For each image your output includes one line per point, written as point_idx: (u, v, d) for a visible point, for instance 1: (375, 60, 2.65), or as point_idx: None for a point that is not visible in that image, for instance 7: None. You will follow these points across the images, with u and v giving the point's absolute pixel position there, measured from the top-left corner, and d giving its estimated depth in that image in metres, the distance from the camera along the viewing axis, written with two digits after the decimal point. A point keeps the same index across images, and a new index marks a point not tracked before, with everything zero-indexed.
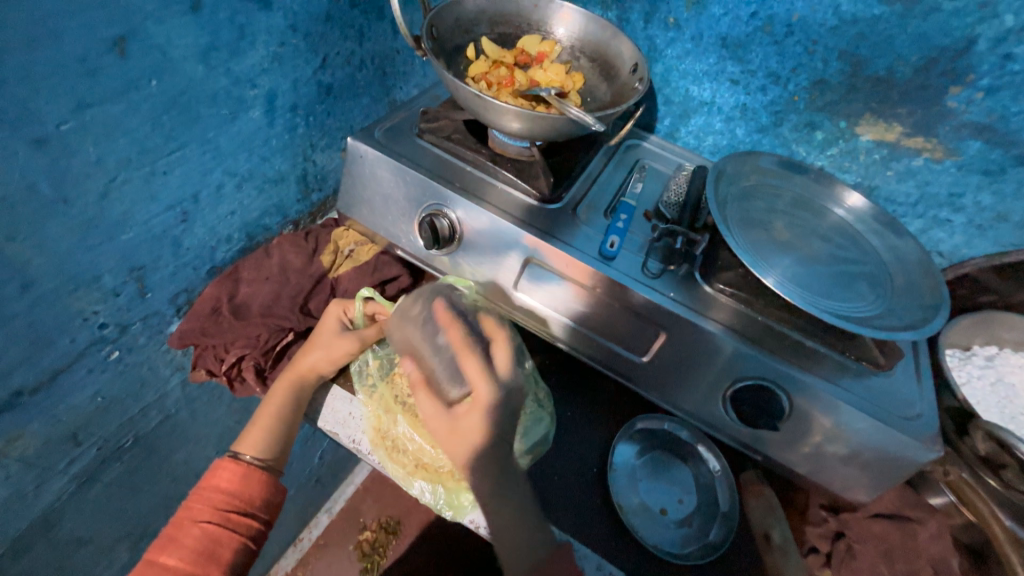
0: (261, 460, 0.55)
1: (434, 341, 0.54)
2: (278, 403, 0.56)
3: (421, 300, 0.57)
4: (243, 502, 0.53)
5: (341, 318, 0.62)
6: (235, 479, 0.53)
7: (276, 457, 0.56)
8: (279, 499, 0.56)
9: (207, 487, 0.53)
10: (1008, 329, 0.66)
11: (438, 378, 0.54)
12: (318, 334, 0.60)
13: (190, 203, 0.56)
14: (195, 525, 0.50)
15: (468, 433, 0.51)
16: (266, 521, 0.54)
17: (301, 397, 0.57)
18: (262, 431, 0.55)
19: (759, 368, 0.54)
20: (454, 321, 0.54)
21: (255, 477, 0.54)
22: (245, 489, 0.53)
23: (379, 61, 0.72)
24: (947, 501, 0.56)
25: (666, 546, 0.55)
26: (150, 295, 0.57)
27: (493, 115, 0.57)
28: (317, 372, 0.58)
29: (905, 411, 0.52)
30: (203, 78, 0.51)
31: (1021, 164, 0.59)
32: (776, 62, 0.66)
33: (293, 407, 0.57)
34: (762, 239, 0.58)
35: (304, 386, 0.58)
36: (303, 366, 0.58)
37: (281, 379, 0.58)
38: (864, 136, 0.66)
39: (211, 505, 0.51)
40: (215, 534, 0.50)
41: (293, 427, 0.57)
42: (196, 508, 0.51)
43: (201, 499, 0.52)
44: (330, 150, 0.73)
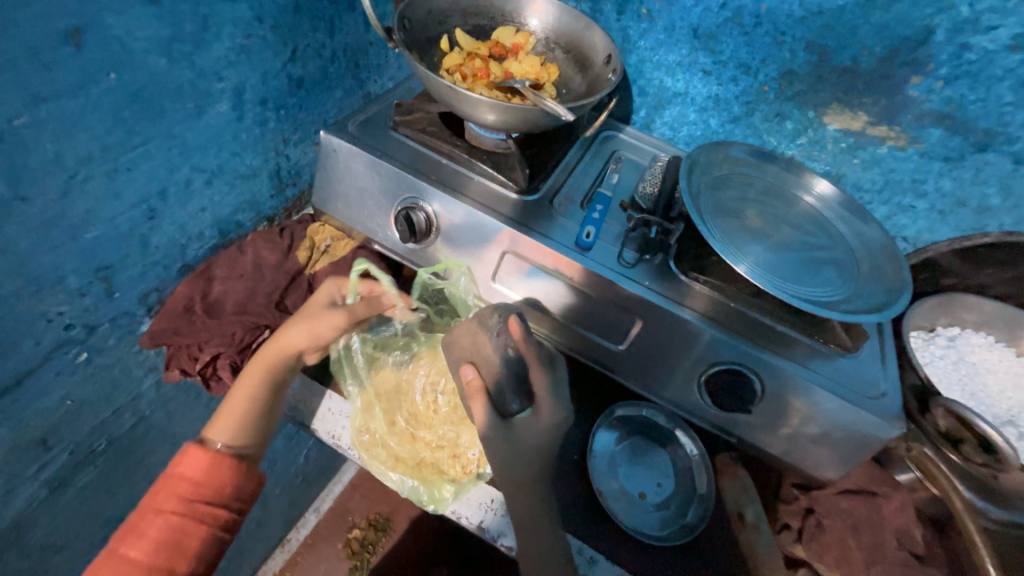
0: (233, 447, 0.54)
1: (504, 353, 0.52)
2: (252, 386, 0.55)
3: (500, 310, 0.54)
4: (211, 491, 0.52)
5: (334, 296, 0.62)
6: (201, 468, 0.52)
7: (247, 442, 0.55)
8: (252, 486, 0.56)
9: (174, 475, 0.52)
10: (968, 310, 0.68)
11: (503, 391, 0.53)
12: (304, 311, 0.59)
13: (157, 200, 0.55)
14: (159, 516, 0.50)
15: (521, 446, 0.53)
16: (238, 509, 0.54)
17: (277, 378, 0.56)
18: (233, 416, 0.55)
19: (733, 353, 0.55)
20: (527, 340, 0.53)
21: (225, 464, 0.53)
22: (213, 479, 0.52)
23: (352, 53, 0.71)
24: (913, 476, 0.58)
25: (644, 529, 0.56)
26: (118, 295, 0.56)
27: (467, 107, 0.56)
28: (294, 352, 0.57)
29: (870, 391, 0.54)
30: (166, 71, 0.49)
31: (979, 151, 0.61)
32: (746, 53, 0.67)
33: (269, 390, 0.56)
34: (734, 228, 0.60)
35: (281, 367, 0.56)
36: (280, 346, 0.56)
37: (257, 361, 0.56)
38: (832, 125, 0.68)
39: (176, 495, 0.51)
40: (180, 525, 0.50)
41: (269, 413, 0.56)
42: (160, 497, 0.51)
43: (167, 487, 0.51)
44: (303, 144, 0.72)
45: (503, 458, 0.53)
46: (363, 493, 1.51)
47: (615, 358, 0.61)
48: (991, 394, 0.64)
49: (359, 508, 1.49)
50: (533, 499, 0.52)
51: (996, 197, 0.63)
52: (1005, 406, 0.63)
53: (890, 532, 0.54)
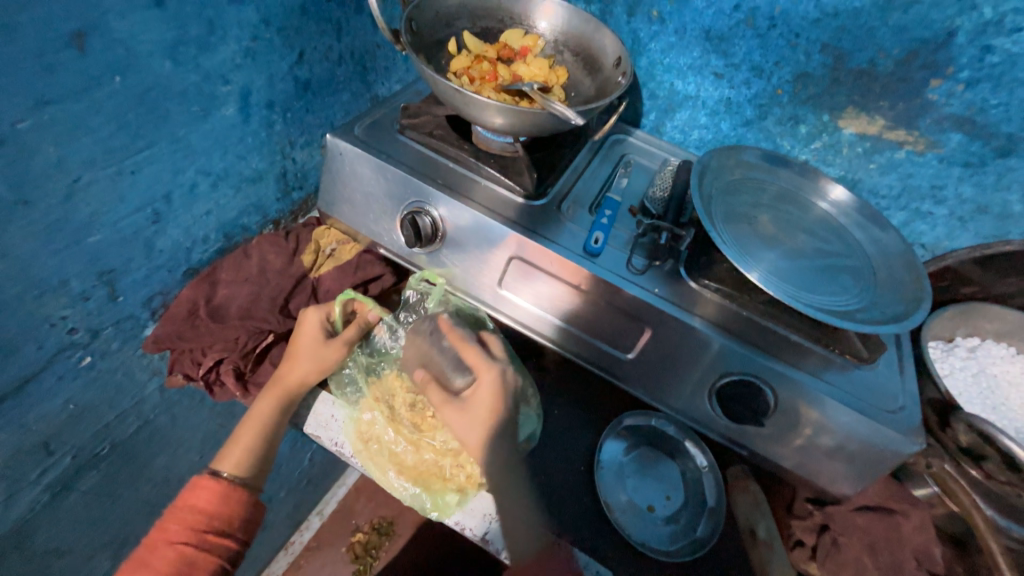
0: (241, 478, 0.54)
1: (439, 345, 0.57)
2: (262, 418, 0.55)
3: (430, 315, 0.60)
4: (222, 522, 0.51)
5: (324, 321, 0.60)
6: (213, 499, 0.51)
7: (254, 475, 0.55)
8: (258, 518, 0.55)
9: (184, 506, 0.51)
10: (989, 320, 0.66)
11: (444, 372, 0.57)
12: (300, 341, 0.58)
13: (161, 203, 0.54)
14: (170, 548, 0.49)
15: (475, 414, 0.53)
16: (243, 541, 0.53)
17: (288, 412, 0.56)
18: (243, 448, 0.54)
19: (745, 364, 0.54)
20: (453, 326, 0.57)
21: (235, 496, 0.52)
22: (224, 510, 0.51)
23: (359, 55, 0.71)
24: (931, 492, 0.56)
25: (653, 543, 0.55)
26: (122, 299, 0.56)
27: (475, 111, 0.56)
28: (305, 386, 0.57)
29: (888, 404, 0.52)
30: (171, 74, 0.49)
31: (1001, 156, 0.59)
32: (759, 56, 0.66)
33: (276, 421, 0.55)
34: (746, 234, 0.58)
35: (293, 399, 0.56)
36: (292, 380, 0.56)
37: (268, 392, 0.56)
38: (848, 129, 0.66)
39: (187, 526, 0.50)
40: (191, 558, 0.48)
41: (275, 443, 0.56)
42: (171, 528, 0.50)
43: (176, 519, 0.50)
44: (309, 147, 0.71)
45: (468, 435, 0.53)
46: (367, 496, 1.50)
47: (624, 366, 0.60)
48: (1014, 408, 0.62)
49: (363, 511, 1.48)
50: (506, 496, 0.54)
51: (1019, 203, 0.61)
52: None
53: (909, 549, 0.53)
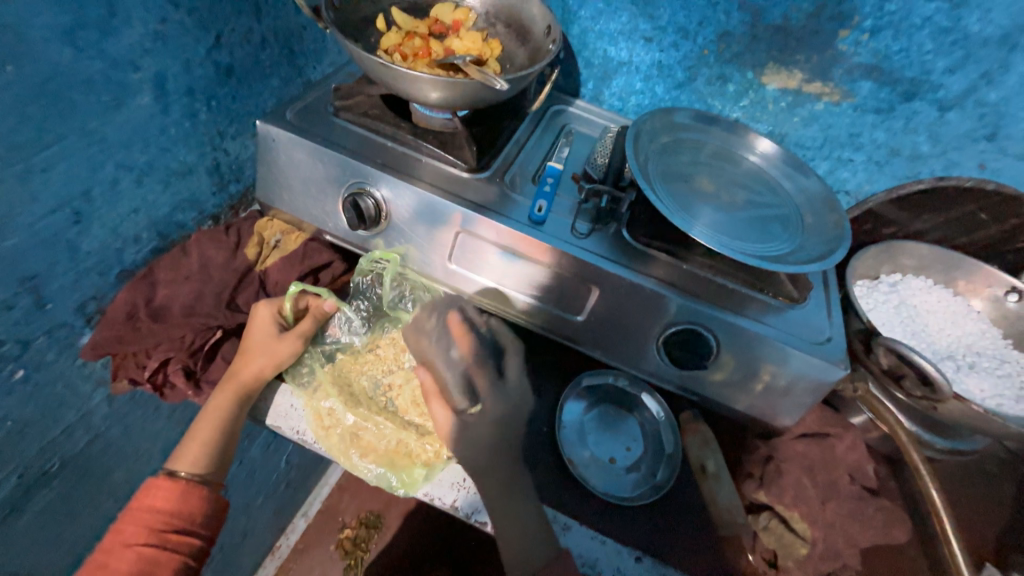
0: (198, 475, 0.53)
1: (446, 354, 0.58)
2: (219, 413, 0.54)
3: (437, 313, 0.60)
4: (182, 520, 0.51)
5: (274, 317, 0.59)
6: (171, 498, 0.51)
7: (214, 471, 0.54)
8: (223, 512, 0.55)
9: (140, 507, 0.50)
10: (908, 255, 0.71)
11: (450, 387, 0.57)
12: (252, 339, 0.58)
13: (81, 202, 0.52)
14: (129, 549, 0.48)
15: (480, 440, 0.55)
16: (208, 537, 0.52)
17: (246, 408, 0.56)
18: (201, 447, 0.54)
19: (688, 314, 0.57)
20: (465, 332, 0.58)
21: (193, 493, 0.52)
22: (185, 507, 0.51)
23: (284, 38, 0.69)
24: (866, 419, 0.63)
25: (616, 492, 0.57)
26: (50, 307, 0.53)
27: (406, 85, 0.55)
28: (262, 380, 0.56)
29: (817, 336, 0.56)
30: (72, 61, 0.46)
31: (906, 101, 0.64)
32: (683, 17, 0.68)
33: (232, 418, 0.55)
34: (683, 191, 0.61)
35: (249, 395, 0.56)
36: (247, 376, 0.56)
37: (222, 388, 0.56)
38: (771, 85, 0.69)
39: (145, 526, 0.49)
40: (152, 556, 0.48)
41: (232, 441, 0.56)
42: (128, 530, 0.49)
43: (134, 519, 0.50)
44: (242, 137, 0.69)
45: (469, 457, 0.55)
46: (352, 493, 1.50)
47: (574, 330, 0.62)
48: (932, 333, 0.67)
49: (348, 508, 1.48)
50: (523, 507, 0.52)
51: (926, 144, 0.66)
52: (945, 343, 0.66)
53: (842, 468, 0.58)
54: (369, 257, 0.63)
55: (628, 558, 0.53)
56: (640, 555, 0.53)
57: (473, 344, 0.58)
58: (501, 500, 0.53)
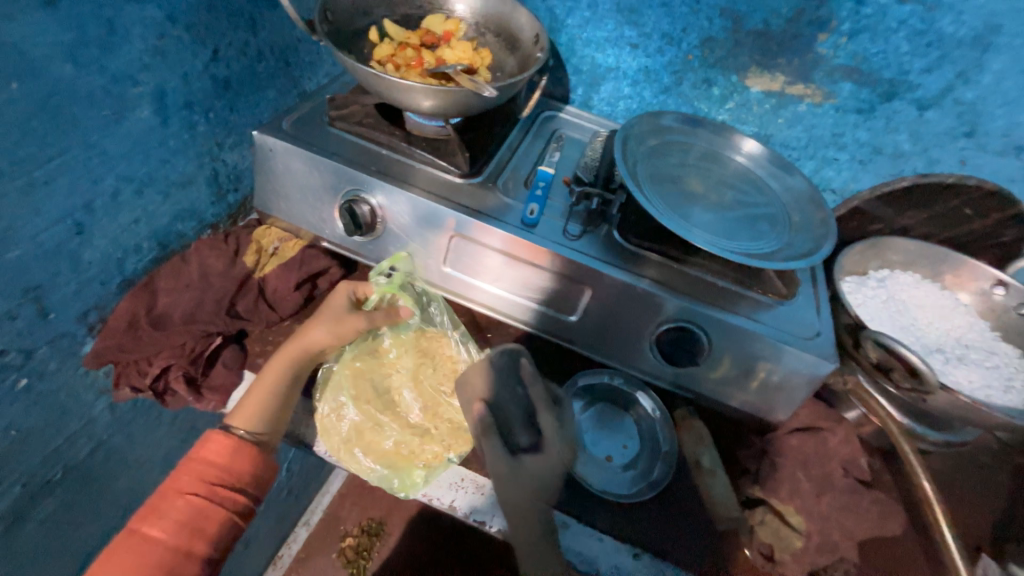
0: (255, 435, 0.55)
1: (513, 391, 0.60)
2: (278, 375, 0.56)
3: (507, 353, 0.61)
4: (231, 476, 0.53)
5: (351, 293, 0.63)
6: (225, 452, 0.53)
7: (270, 434, 0.56)
8: (270, 476, 0.56)
9: (197, 459, 0.53)
10: (894, 251, 0.72)
11: (511, 425, 0.59)
12: (325, 308, 0.61)
13: (83, 213, 0.53)
14: (181, 497, 0.50)
15: (524, 477, 0.55)
16: (255, 497, 0.54)
17: (303, 372, 0.58)
18: (259, 405, 0.55)
19: (679, 312, 0.58)
20: (535, 381, 0.59)
21: (246, 451, 0.54)
22: (235, 464, 0.53)
23: (280, 51, 0.71)
24: (859, 413, 0.64)
25: (613, 489, 0.57)
26: (53, 317, 0.54)
27: (399, 94, 0.56)
28: (318, 350, 0.58)
29: (806, 331, 0.57)
30: (74, 77, 0.48)
31: (886, 100, 0.66)
32: (667, 24, 0.70)
33: (291, 380, 0.57)
34: (671, 192, 0.62)
35: (306, 360, 0.58)
36: (309, 341, 0.58)
37: (281, 352, 0.58)
38: (755, 88, 0.71)
39: (198, 477, 0.52)
40: (202, 507, 0.50)
41: (289, 405, 0.57)
42: (183, 479, 0.52)
43: (189, 469, 0.52)
44: (239, 148, 0.70)
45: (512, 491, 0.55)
46: (353, 501, 1.50)
47: (553, 324, 0.63)
48: (921, 326, 0.68)
49: (350, 516, 1.48)
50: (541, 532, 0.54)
51: (907, 142, 0.68)
52: (933, 335, 0.67)
53: (835, 461, 0.58)
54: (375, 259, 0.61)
55: (626, 554, 0.54)
56: (637, 551, 0.54)
57: (542, 393, 0.59)
58: (529, 512, 0.54)
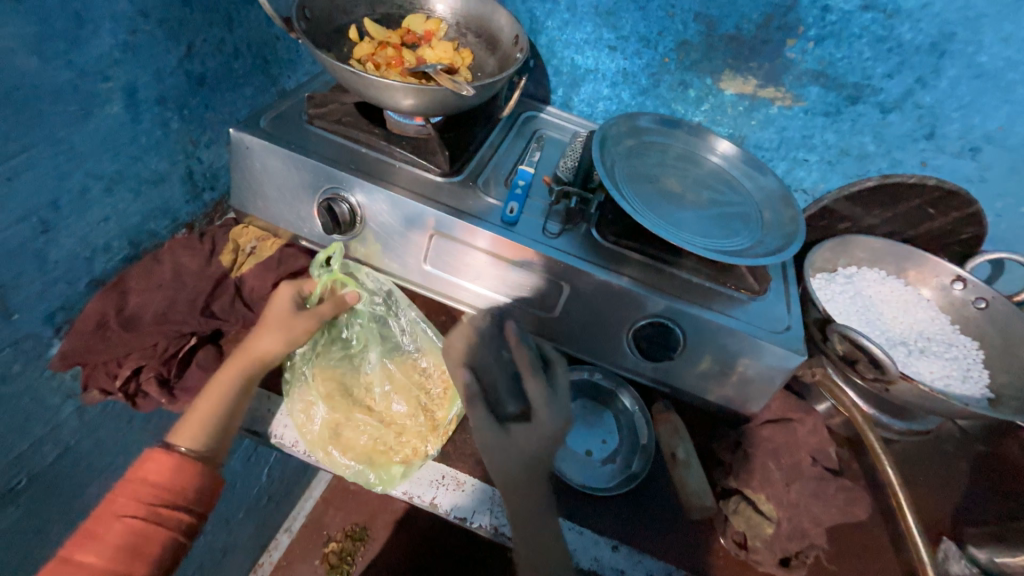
0: (196, 451, 0.53)
1: (497, 352, 0.60)
2: (224, 387, 0.54)
3: (491, 315, 0.62)
4: (173, 495, 0.50)
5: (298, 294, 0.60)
6: (165, 472, 0.50)
7: (214, 449, 0.54)
8: (217, 492, 0.54)
9: (134, 479, 0.50)
10: (862, 249, 0.75)
11: (500, 396, 0.59)
12: (269, 315, 0.58)
13: (49, 211, 0.52)
14: (118, 520, 0.48)
15: (513, 449, 0.54)
16: (200, 514, 0.52)
17: (249, 384, 0.56)
18: (201, 420, 0.53)
19: (655, 308, 0.59)
20: (521, 343, 0.57)
21: (188, 470, 0.51)
22: (176, 482, 0.50)
23: (257, 48, 0.70)
24: (829, 405, 0.66)
25: (593, 483, 0.58)
26: (16, 318, 0.52)
27: (378, 93, 0.56)
28: (265, 358, 0.56)
29: (777, 325, 0.59)
30: (39, 71, 0.46)
31: (852, 104, 0.69)
32: (644, 28, 0.72)
33: (236, 393, 0.55)
34: (648, 191, 0.64)
35: (255, 371, 0.56)
36: (257, 352, 0.56)
37: (232, 362, 0.56)
38: (728, 90, 0.73)
39: (135, 499, 0.49)
40: (140, 530, 0.48)
41: (235, 420, 0.55)
42: (120, 501, 0.49)
43: (126, 490, 0.49)
44: (215, 146, 0.69)
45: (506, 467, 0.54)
46: (337, 505, 1.48)
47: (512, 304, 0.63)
48: (886, 321, 0.71)
49: (333, 521, 1.46)
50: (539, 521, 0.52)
51: (872, 144, 0.71)
52: (898, 329, 0.70)
53: (805, 451, 0.60)
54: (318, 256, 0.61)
55: (606, 546, 0.54)
56: (616, 543, 0.55)
57: (525, 357, 0.56)
58: (523, 494, 0.53)
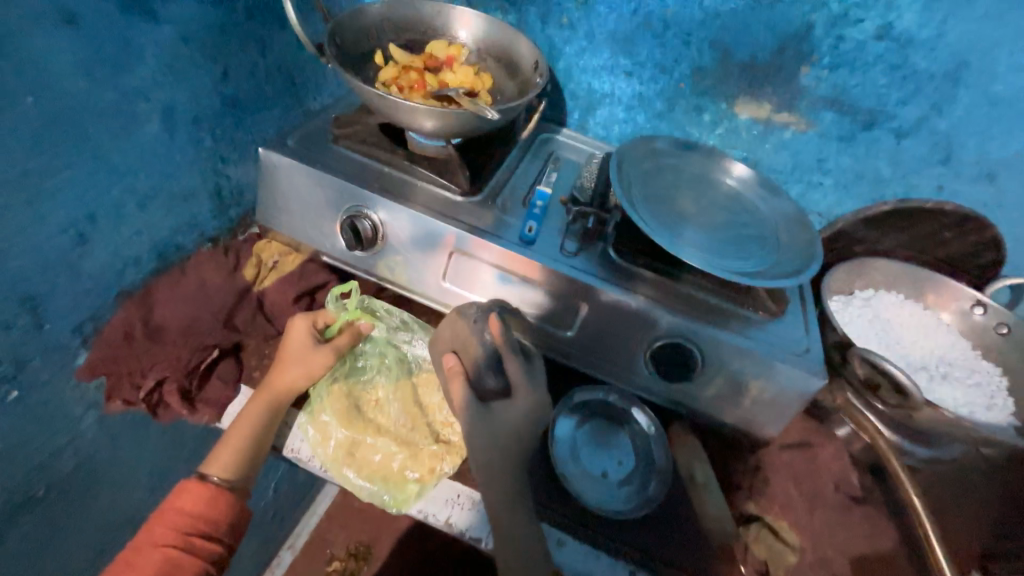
0: (228, 481, 0.53)
1: (481, 336, 0.58)
2: (251, 421, 0.54)
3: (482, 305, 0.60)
4: (208, 525, 0.50)
5: (311, 327, 0.62)
6: (200, 501, 0.51)
7: (243, 478, 0.54)
8: (245, 522, 0.54)
9: (170, 509, 0.50)
10: (878, 271, 0.75)
11: (477, 368, 0.59)
12: (288, 350, 0.59)
13: (86, 224, 0.54)
14: (156, 549, 0.48)
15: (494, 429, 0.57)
16: (230, 544, 0.51)
17: (276, 417, 0.56)
18: (231, 451, 0.53)
19: (674, 328, 0.59)
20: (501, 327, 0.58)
21: (221, 499, 0.51)
22: (212, 512, 0.50)
23: (287, 71, 0.73)
24: (850, 430, 0.65)
25: (609, 506, 0.57)
26: (48, 327, 0.54)
27: (403, 115, 0.58)
28: (294, 391, 0.57)
29: (796, 348, 0.59)
30: (87, 93, 0.49)
31: (866, 129, 0.70)
32: (660, 54, 0.74)
33: (264, 427, 0.55)
34: (665, 211, 0.64)
35: (280, 405, 0.56)
36: (280, 386, 0.57)
37: (257, 398, 0.56)
38: (743, 114, 0.74)
39: (174, 528, 0.49)
40: (177, 559, 0.47)
41: (261, 453, 0.55)
42: (158, 531, 0.49)
43: (163, 520, 0.50)
44: (243, 163, 0.72)
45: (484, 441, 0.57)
46: (341, 522, 1.46)
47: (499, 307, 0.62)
48: (906, 345, 0.70)
49: (337, 539, 1.44)
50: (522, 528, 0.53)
51: (887, 168, 0.71)
52: (918, 354, 0.69)
53: (827, 477, 0.59)
54: (332, 291, 0.63)
55: None
56: (634, 568, 0.54)
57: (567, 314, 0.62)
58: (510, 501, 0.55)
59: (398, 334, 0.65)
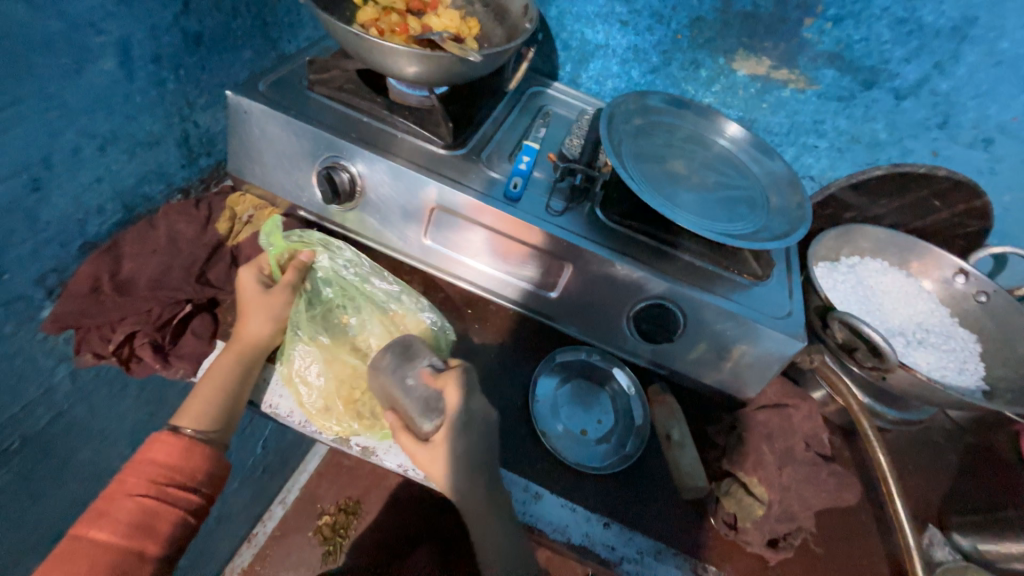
0: (203, 433, 0.52)
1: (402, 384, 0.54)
2: (222, 375, 0.54)
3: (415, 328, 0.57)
4: (184, 475, 0.50)
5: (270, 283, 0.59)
6: (174, 453, 0.50)
7: (219, 431, 0.53)
8: (224, 473, 0.53)
9: (143, 460, 0.50)
10: (865, 238, 0.74)
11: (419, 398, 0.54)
12: (249, 304, 0.57)
13: (41, 168, 0.50)
14: (130, 499, 0.48)
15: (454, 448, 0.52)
16: (207, 496, 0.51)
17: (248, 372, 0.55)
18: (204, 404, 0.53)
19: (658, 290, 0.58)
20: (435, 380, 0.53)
21: (196, 450, 0.51)
22: (186, 463, 0.50)
23: (257, 8, 0.67)
24: (825, 394, 0.67)
25: (588, 462, 0.58)
26: (8, 277, 0.51)
27: (382, 58, 0.54)
28: (265, 346, 0.56)
29: (779, 311, 0.59)
30: (28, 20, 0.44)
31: (866, 89, 0.67)
32: (658, 2, 0.69)
33: (238, 380, 0.54)
34: (655, 171, 0.63)
35: (252, 360, 0.56)
36: (248, 340, 0.56)
37: (226, 352, 0.55)
38: (741, 71, 0.71)
39: (146, 479, 0.49)
40: (152, 508, 0.48)
41: (237, 406, 0.54)
42: (131, 481, 0.49)
43: (137, 471, 0.49)
44: (212, 109, 0.68)
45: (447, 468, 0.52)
46: (330, 480, 1.50)
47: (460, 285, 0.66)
48: (886, 312, 0.70)
49: (327, 494, 1.48)
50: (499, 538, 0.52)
51: (884, 131, 0.70)
52: (898, 320, 0.70)
53: (799, 436, 0.61)
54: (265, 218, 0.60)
55: (597, 524, 0.55)
56: (608, 521, 0.55)
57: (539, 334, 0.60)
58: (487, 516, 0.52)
59: (369, 280, 0.61)
